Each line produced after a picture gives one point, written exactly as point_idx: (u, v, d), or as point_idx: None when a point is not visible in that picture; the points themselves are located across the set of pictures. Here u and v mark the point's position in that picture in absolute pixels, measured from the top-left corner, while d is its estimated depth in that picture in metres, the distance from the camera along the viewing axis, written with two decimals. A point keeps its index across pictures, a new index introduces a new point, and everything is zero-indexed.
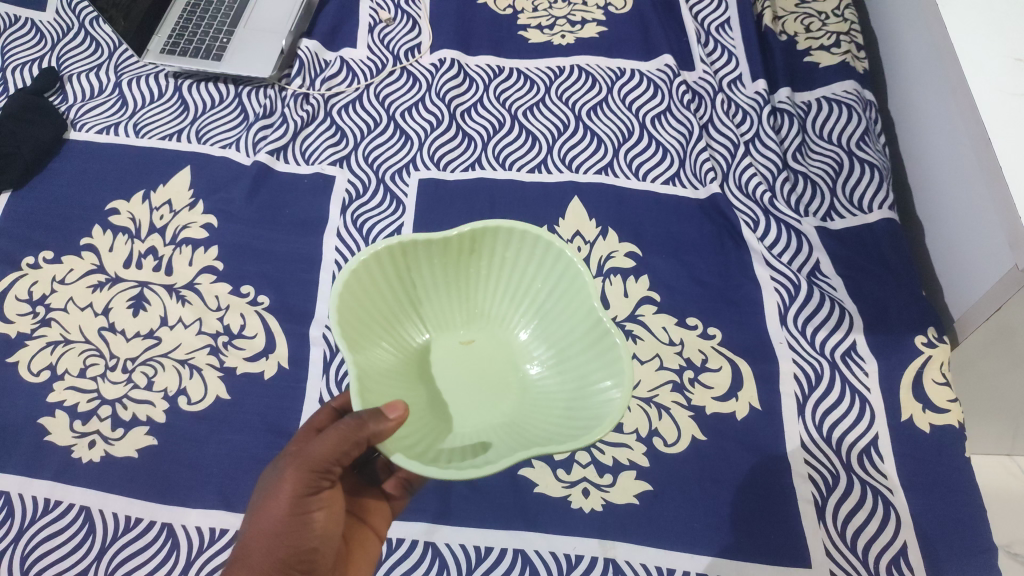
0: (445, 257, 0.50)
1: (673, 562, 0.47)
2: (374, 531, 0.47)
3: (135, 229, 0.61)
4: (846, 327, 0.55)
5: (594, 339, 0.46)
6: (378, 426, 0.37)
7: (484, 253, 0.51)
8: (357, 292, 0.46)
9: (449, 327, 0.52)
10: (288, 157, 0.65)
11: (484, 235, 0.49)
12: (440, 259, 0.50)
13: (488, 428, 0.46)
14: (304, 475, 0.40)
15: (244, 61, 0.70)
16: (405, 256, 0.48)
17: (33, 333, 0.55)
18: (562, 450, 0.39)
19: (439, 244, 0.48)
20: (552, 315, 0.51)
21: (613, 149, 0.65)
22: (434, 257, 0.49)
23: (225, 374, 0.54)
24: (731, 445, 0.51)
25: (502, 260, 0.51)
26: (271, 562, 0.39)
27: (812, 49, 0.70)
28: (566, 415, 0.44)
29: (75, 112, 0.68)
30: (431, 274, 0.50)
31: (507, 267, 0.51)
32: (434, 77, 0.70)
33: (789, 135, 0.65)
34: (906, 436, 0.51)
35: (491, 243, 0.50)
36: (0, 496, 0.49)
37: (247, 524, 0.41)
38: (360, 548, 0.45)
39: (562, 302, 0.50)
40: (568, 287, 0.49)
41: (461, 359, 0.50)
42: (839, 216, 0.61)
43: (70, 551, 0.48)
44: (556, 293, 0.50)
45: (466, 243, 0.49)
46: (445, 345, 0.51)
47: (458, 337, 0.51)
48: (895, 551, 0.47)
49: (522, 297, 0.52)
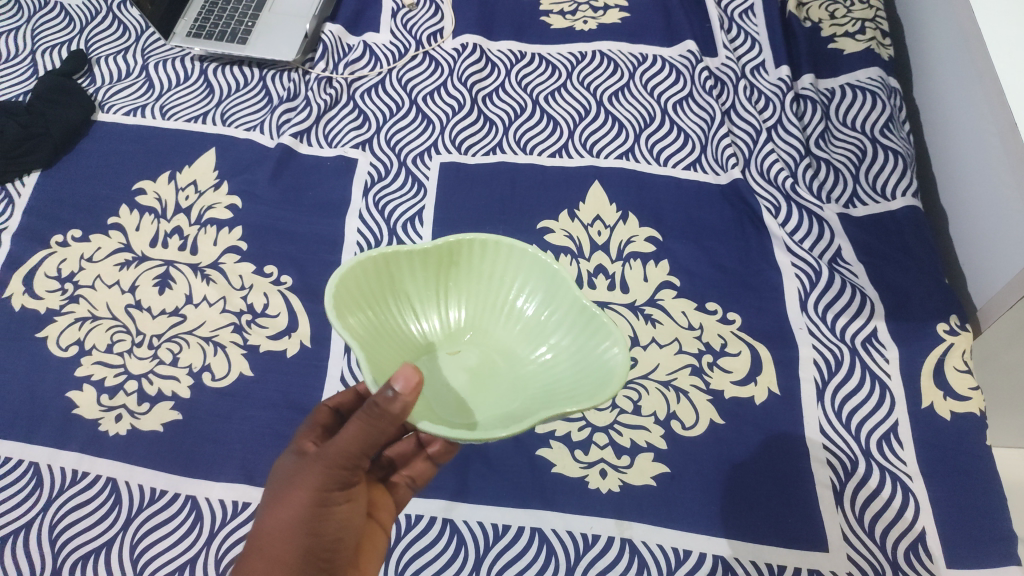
0: (434, 269, 0.48)
1: (689, 543, 0.47)
2: (381, 526, 0.46)
3: (161, 209, 0.62)
4: (867, 314, 0.55)
5: (574, 325, 0.46)
6: (400, 398, 0.35)
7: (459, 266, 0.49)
8: (353, 303, 0.43)
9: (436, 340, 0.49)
10: (312, 140, 0.66)
11: (467, 248, 0.48)
12: (419, 273, 0.47)
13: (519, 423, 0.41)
14: (329, 470, 0.40)
15: (269, 44, 0.71)
16: (394, 269, 0.46)
17: (62, 309, 0.56)
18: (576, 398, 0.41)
19: (428, 255, 0.47)
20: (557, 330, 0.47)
21: (634, 134, 0.65)
22: (412, 271, 0.47)
23: (248, 352, 0.55)
24: (749, 429, 0.51)
25: (488, 274, 0.49)
26: (294, 552, 0.39)
27: (837, 36, 0.69)
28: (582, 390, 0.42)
29: (103, 94, 0.69)
30: (412, 287, 0.48)
31: (499, 280, 0.49)
32: (457, 61, 0.70)
33: (813, 122, 0.65)
34: (926, 423, 0.50)
35: (469, 257, 0.48)
36: (30, 466, 0.50)
37: (264, 513, 0.41)
38: (370, 543, 0.45)
39: (562, 312, 0.47)
40: (558, 290, 0.47)
41: (459, 369, 0.48)
42: (862, 203, 0.60)
43: (97, 521, 0.49)
44: (548, 300, 0.48)
45: (439, 257, 0.47)
46: (438, 360, 0.48)
47: (450, 355, 0.48)
48: (912, 536, 0.47)
49: (513, 307, 0.49)
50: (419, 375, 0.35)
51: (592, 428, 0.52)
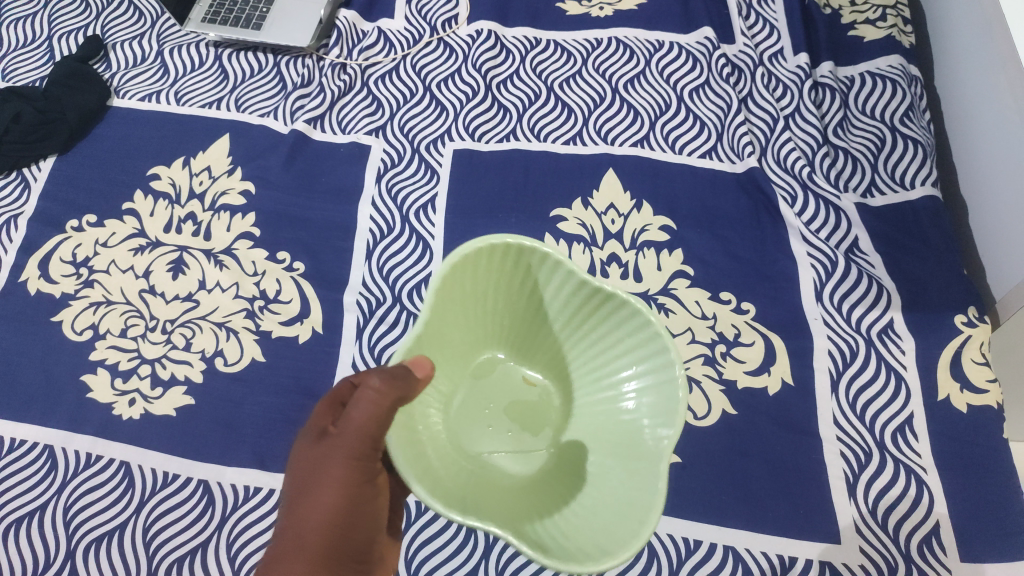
0: (566, 306, 0.49)
1: (699, 534, 0.47)
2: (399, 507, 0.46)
3: (176, 195, 0.62)
4: (883, 305, 0.54)
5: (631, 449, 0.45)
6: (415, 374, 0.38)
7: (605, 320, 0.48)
8: (505, 291, 0.49)
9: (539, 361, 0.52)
10: (325, 126, 0.66)
11: (613, 309, 0.47)
12: (562, 302, 0.48)
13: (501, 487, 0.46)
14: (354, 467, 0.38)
15: (283, 29, 0.70)
16: (527, 285, 0.49)
17: (77, 293, 0.57)
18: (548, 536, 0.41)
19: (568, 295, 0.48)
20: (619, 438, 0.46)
21: (649, 121, 0.65)
22: (559, 293, 0.48)
23: (260, 338, 0.55)
24: (761, 420, 0.51)
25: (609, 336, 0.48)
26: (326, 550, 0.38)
27: (857, 23, 0.68)
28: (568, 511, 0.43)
29: (119, 79, 0.69)
30: (552, 301, 0.49)
31: (618, 339, 0.48)
32: (471, 48, 0.70)
33: (831, 110, 0.64)
34: (942, 414, 0.50)
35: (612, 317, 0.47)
36: (45, 449, 0.51)
37: (291, 513, 0.39)
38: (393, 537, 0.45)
39: (631, 438, 0.45)
40: (654, 408, 0.45)
41: (506, 401, 0.50)
42: (880, 193, 0.60)
43: (111, 503, 0.49)
44: (642, 411, 0.46)
45: (591, 302, 0.47)
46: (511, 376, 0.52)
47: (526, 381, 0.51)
48: (926, 530, 0.47)
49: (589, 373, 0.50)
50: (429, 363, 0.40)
51: None
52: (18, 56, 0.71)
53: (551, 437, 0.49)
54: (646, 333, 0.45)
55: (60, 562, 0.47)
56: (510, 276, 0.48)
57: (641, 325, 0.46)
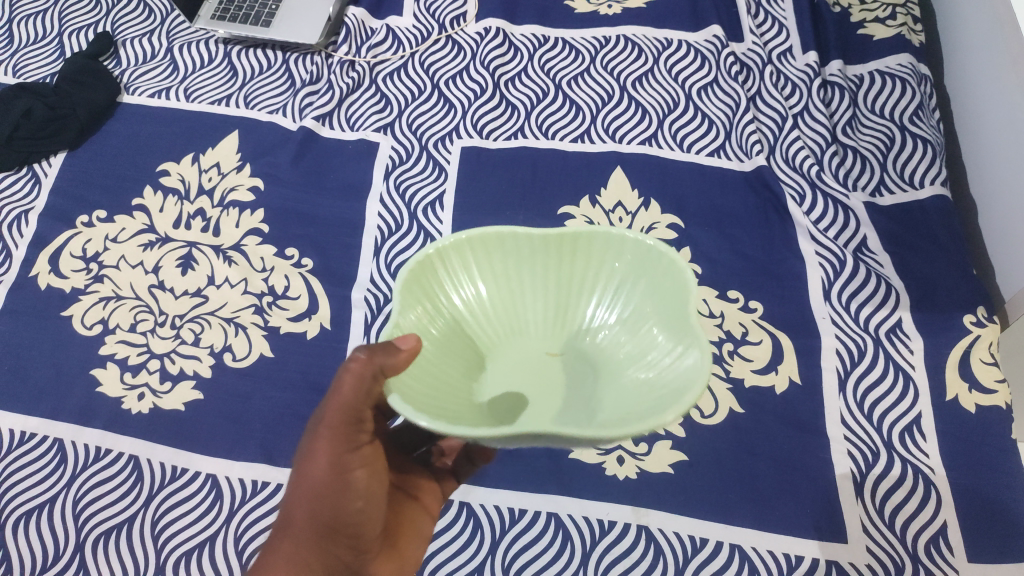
0: (549, 256, 0.47)
1: (706, 532, 0.47)
2: (427, 510, 0.47)
3: (185, 191, 0.62)
4: (892, 304, 0.54)
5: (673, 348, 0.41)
6: (398, 357, 0.35)
7: (591, 260, 0.47)
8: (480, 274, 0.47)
9: (543, 338, 0.48)
10: (334, 123, 0.66)
11: (590, 240, 0.46)
12: (543, 260, 0.47)
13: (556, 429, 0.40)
14: (338, 432, 0.38)
15: (292, 26, 0.71)
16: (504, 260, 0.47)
17: (87, 288, 0.57)
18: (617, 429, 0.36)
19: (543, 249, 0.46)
20: (657, 344, 0.43)
21: (658, 119, 0.65)
22: (534, 255, 0.47)
23: (268, 334, 0.55)
24: (768, 419, 0.51)
25: (603, 273, 0.47)
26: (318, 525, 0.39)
27: (867, 21, 0.68)
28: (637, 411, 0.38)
29: (128, 76, 0.70)
30: (533, 267, 0.48)
31: (612, 269, 0.47)
32: (479, 45, 0.70)
33: (840, 109, 0.64)
34: (950, 414, 0.50)
35: (591, 251, 0.46)
36: (55, 442, 0.51)
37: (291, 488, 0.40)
38: (410, 523, 0.45)
39: (670, 328, 0.42)
40: (669, 301, 0.43)
41: (529, 370, 0.46)
42: (888, 191, 0.59)
43: (120, 497, 0.49)
44: (660, 316, 0.43)
45: (567, 245, 0.46)
46: (528, 354, 0.47)
47: (546, 354, 0.47)
48: (934, 529, 0.47)
49: (590, 323, 0.47)
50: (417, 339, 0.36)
51: None
52: (29, 52, 0.72)
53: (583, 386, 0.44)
54: (631, 241, 0.45)
55: (69, 554, 0.48)
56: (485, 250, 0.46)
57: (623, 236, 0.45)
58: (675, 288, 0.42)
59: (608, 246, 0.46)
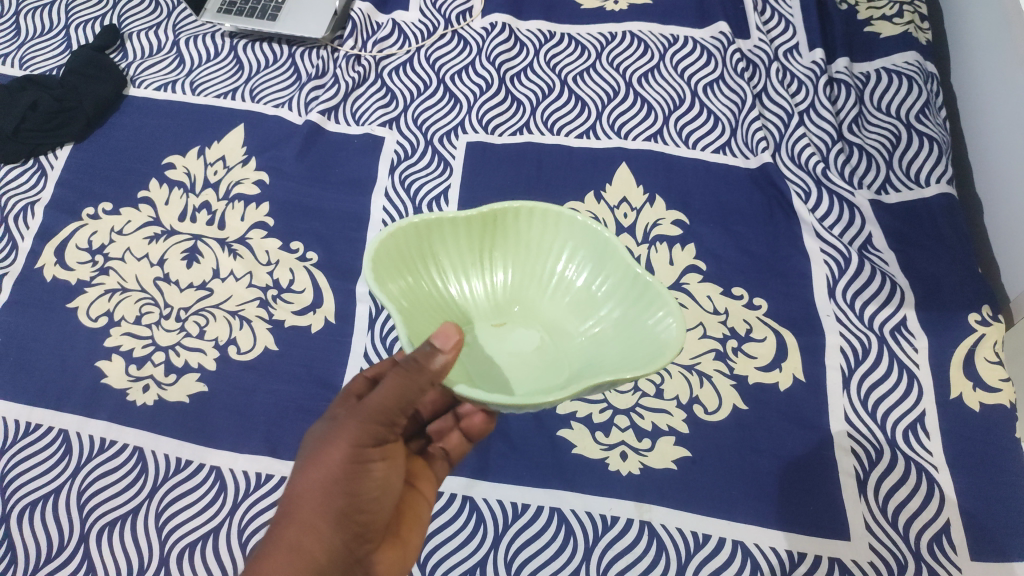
0: (475, 234, 0.47)
1: (709, 528, 0.47)
2: (424, 496, 0.45)
3: (190, 184, 0.62)
4: (897, 302, 0.54)
5: (630, 296, 0.44)
6: (442, 360, 0.36)
7: (517, 233, 0.48)
8: (415, 255, 0.45)
9: (484, 313, 0.48)
10: (340, 118, 0.66)
11: (513, 214, 0.47)
12: (469, 237, 0.47)
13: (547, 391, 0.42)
14: (364, 424, 0.39)
15: (298, 21, 0.71)
16: (436, 239, 0.46)
17: (92, 280, 0.57)
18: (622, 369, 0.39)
19: (468, 225, 0.46)
20: (602, 285, 0.46)
21: (663, 116, 0.65)
22: (461, 233, 0.47)
23: (274, 327, 0.55)
24: (772, 416, 0.51)
25: (530, 244, 0.48)
26: (327, 516, 0.37)
27: (873, 19, 0.68)
28: (626, 354, 0.41)
29: (135, 69, 0.70)
30: (462, 243, 0.47)
31: (538, 239, 0.48)
32: (485, 40, 0.70)
33: (846, 107, 0.63)
34: (954, 413, 0.50)
35: (515, 222, 0.47)
36: (60, 433, 0.51)
37: (294, 478, 0.39)
38: (412, 512, 0.44)
39: (609, 268, 0.46)
40: (605, 257, 0.46)
41: (490, 342, 0.46)
42: (894, 189, 0.59)
43: (125, 488, 0.50)
44: (600, 274, 0.46)
45: (493, 221, 0.47)
46: (480, 326, 0.47)
47: (495, 322, 0.47)
48: (937, 527, 0.46)
49: (524, 291, 0.49)
50: (458, 333, 0.36)
51: (613, 411, 0.52)
52: (36, 45, 0.72)
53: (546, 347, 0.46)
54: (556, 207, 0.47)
55: (73, 545, 0.48)
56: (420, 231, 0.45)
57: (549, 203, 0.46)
58: (603, 243, 0.46)
59: (524, 217, 0.47)
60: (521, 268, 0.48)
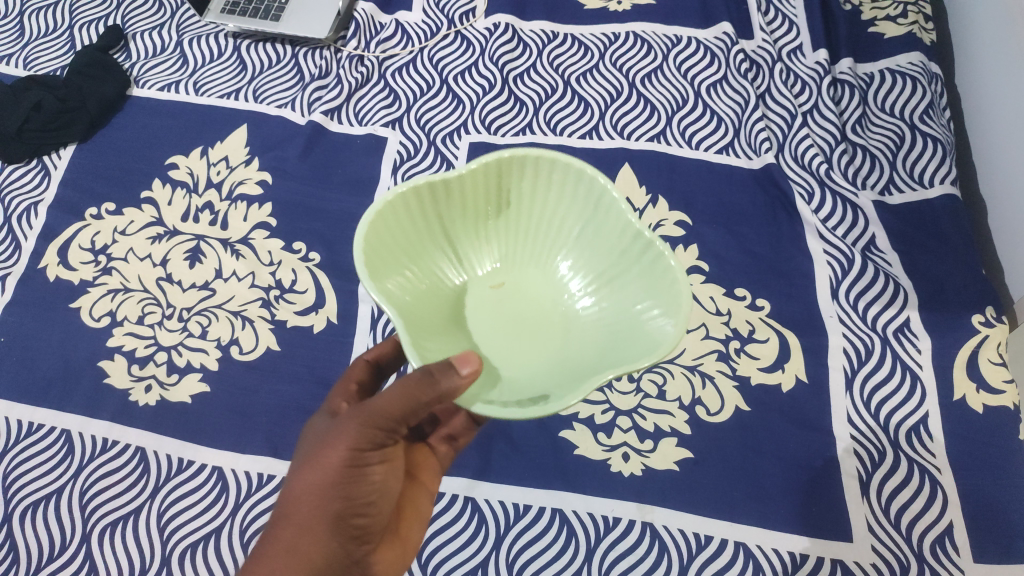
0: (481, 189, 0.45)
1: (711, 529, 0.47)
2: (424, 488, 0.45)
3: (193, 183, 0.62)
4: (900, 304, 0.54)
5: (635, 266, 0.44)
6: (460, 381, 0.34)
7: (524, 186, 0.46)
8: (416, 214, 0.43)
9: (484, 269, 0.47)
10: (342, 118, 0.66)
11: (520, 168, 0.44)
12: (474, 193, 0.45)
13: (544, 362, 0.42)
14: (366, 429, 0.37)
15: (302, 21, 0.71)
16: (439, 197, 0.44)
17: (95, 280, 0.57)
18: (624, 355, 0.39)
19: (472, 181, 0.44)
20: (607, 246, 0.45)
21: (666, 116, 0.64)
22: (465, 189, 0.44)
23: (276, 327, 0.55)
24: (774, 417, 0.51)
25: (536, 197, 0.46)
26: (324, 518, 0.37)
27: (878, 19, 0.68)
28: (626, 334, 0.41)
29: (138, 69, 0.70)
30: (467, 199, 0.45)
31: (544, 192, 0.46)
32: (488, 41, 0.69)
33: (850, 107, 0.63)
34: (957, 414, 0.50)
35: (522, 177, 0.45)
36: (62, 433, 0.51)
37: (294, 476, 0.39)
38: (412, 506, 0.44)
39: (615, 230, 0.45)
40: (611, 219, 0.45)
41: (491, 304, 0.46)
42: (898, 190, 0.59)
43: (126, 488, 0.50)
44: (605, 235, 0.45)
45: (498, 176, 0.45)
46: (480, 284, 0.47)
47: (495, 281, 0.47)
48: (940, 529, 0.46)
49: (527, 244, 0.48)
50: (478, 361, 0.34)
51: (616, 411, 0.51)
52: (40, 45, 0.72)
53: (546, 308, 0.46)
54: (566, 160, 0.44)
55: (75, 545, 0.48)
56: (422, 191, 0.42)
57: (560, 157, 0.44)
58: (612, 205, 0.44)
59: (531, 170, 0.45)
60: (526, 220, 0.47)
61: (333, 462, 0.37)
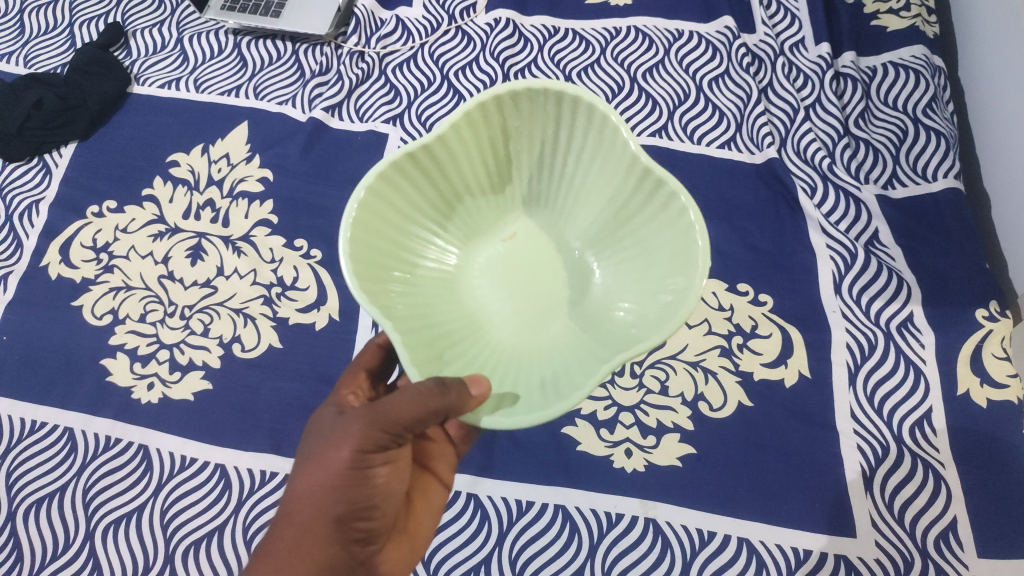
0: (486, 148, 0.45)
1: (714, 525, 0.47)
2: (436, 478, 0.45)
3: (194, 181, 0.62)
4: (903, 299, 0.54)
5: (639, 227, 0.45)
6: (472, 397, 0.35)
7: (528, 141, 0.45)
8: (422, 181, 0.44)
9: (493, 222, 0.49)
10: (343, 114, 0.66)
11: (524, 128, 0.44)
12: (479, 153, 0.45)
13: (552, 325, 0.45)
14: (370, 430, 0.37)
15: (302, 18, 0.70)
16: (442, 163, 0.44)
17: (97, 278, 0.57)
18: (626, 335, 0.41)
19: (476, 144, 0.44)
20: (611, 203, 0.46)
21: (668, 111, 0.64)
22: (470, 150, 0.44)
23: (278, 324, 0.55)
24: (777, 412, 0.51)
25: (541, 152, 0.46)
26: (326, 520, 0.38)
27: (880, 12, 0.67)
28: (630, 305, 0.44)
29: (139, 66, 0.70)
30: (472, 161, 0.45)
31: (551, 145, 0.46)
32: (489, 36, 0.69)
33: (853, 101, 0.63)
34: (961, 409, 0.49)
35: (526, 135, 0.45)
36: (65, 431, 0.52)
37: (298, 475, 0.39)
38: (421, 501, 0.44)
39: (621, 190, 0.45)
40: (617, 178, 0.45)
41: (501, 260, 0.48)
42: (901, 184, 0.59)
43: (130, 486, 0.50)
44: (610, 191, 0.46)
45: (502, 136, 0.44)
46: (490, 241, 0.48)
47: (504, 235, 0.48)
48: (943, 524, 0.46)
49: (534, 194, 0.48)
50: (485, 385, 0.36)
51: (618, 407, 0.51)
52: (40, 43, 0.72)
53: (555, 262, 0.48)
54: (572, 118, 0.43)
55: (79, 543, 0.48)
56: (424, 163, 0.42)
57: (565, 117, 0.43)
58: (618, 166, 0.44)
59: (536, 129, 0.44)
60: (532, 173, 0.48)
61: (336, 463, 0.37)
